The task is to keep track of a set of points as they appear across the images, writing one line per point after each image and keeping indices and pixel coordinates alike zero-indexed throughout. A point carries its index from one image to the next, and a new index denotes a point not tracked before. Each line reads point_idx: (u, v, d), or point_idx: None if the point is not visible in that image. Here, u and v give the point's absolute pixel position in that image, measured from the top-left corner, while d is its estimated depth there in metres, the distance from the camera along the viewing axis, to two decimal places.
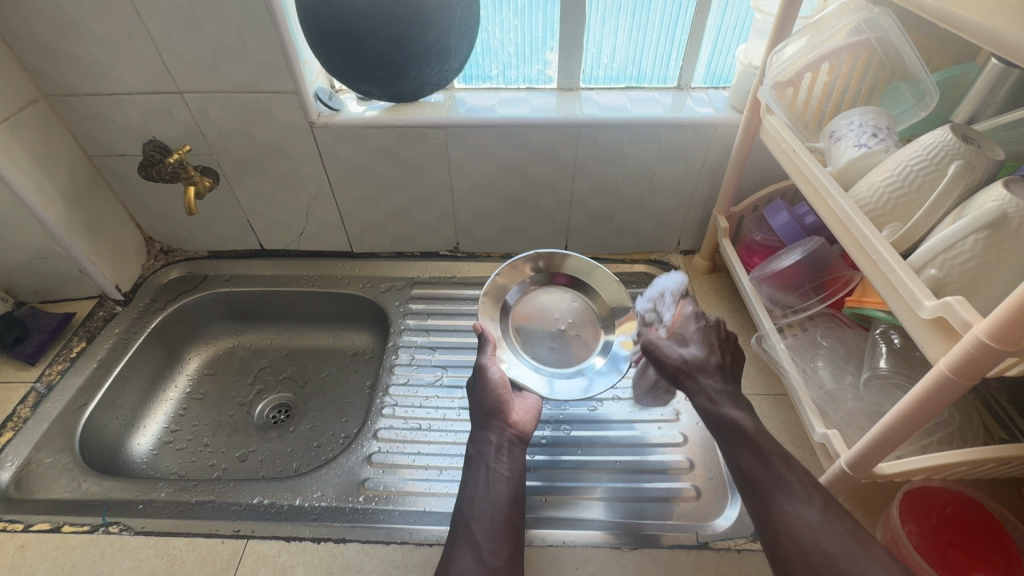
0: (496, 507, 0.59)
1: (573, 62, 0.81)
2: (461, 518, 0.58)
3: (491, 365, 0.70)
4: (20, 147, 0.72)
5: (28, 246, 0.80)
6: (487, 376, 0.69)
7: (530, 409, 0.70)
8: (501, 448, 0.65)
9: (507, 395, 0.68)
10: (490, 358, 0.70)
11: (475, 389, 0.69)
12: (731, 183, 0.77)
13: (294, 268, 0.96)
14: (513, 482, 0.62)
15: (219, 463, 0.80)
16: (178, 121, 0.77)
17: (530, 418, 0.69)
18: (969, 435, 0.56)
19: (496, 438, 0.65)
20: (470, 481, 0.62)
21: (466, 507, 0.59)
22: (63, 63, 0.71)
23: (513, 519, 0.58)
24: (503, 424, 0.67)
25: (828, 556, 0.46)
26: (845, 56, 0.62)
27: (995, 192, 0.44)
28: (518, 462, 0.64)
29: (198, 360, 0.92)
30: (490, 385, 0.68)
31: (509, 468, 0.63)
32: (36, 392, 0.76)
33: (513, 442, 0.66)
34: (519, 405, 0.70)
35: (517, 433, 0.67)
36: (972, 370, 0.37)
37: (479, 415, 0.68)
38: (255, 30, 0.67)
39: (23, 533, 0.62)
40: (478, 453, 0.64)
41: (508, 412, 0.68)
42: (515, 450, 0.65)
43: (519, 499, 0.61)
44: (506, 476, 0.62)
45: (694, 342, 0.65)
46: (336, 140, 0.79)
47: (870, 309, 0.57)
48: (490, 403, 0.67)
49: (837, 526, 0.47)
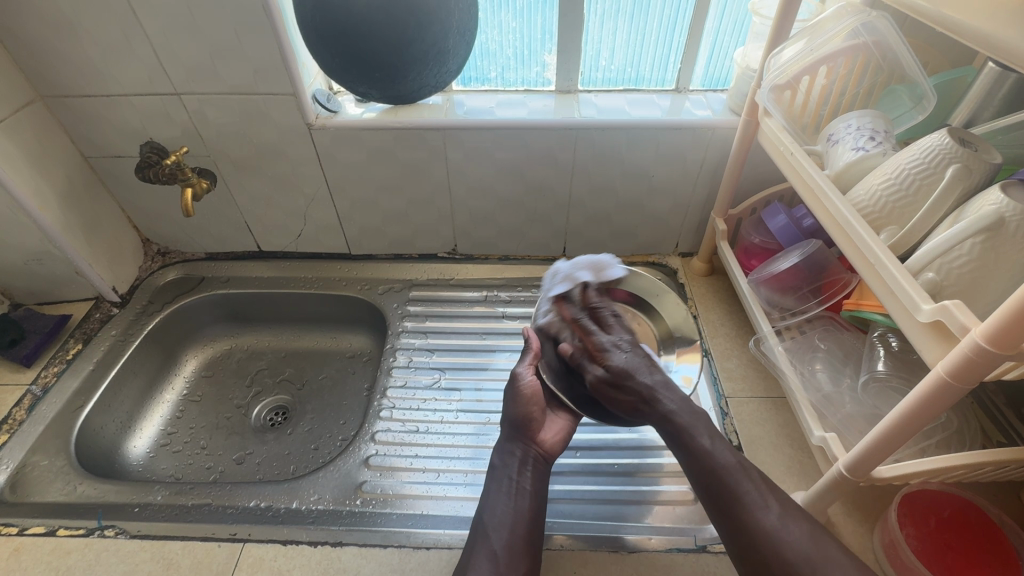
0: (516, 521, 0.58)
1: (571, 65, 0.81)
2: (480, 529, 0.58)
3: (525, 375, 0.68)
4: (16, 148, 0.71)
5: (24, 247, 0.79)
6: (520, 385, 0.67)
7: (561, 431, 0.68)
8: (525, 464, 0.63)
9: (539, 412, 0.66)
10: (526, 367, 0.68)
11: (508, 400, 0.67)
12: (729, 185, 0.77)
13: (291, 269, 0.95)
14: (536, 497, 0.61)
15: (216, 465, 0.79)
16: (176, 122, 0.77)
17: (561, 440, 0.67)
18: (968, 438, 0.56)
19: (521, 453, 0.64)
20: (491, 492, 0.61)
21: (485, 518, 0.58)
22: (59, 64, 0.71)
23: (531, 535, 0.57)
24: (531, 440, 0.65)
25: (789, 561, 0.47)
26: (842, 60, 0.62)
27: (992, 196, 0.44)
28: (542, 479, 0.63)
29: (196, 361, 0.92)
30: (522, 395, 0.67)
31: (532, 483, 0.62)
32: (32, 395, 0.76)
33: (539, 460, 0.64)
34: (551, 424, 0.68)
35: (542, 452, 0.65)
36: (970, 375, 0.37)
37: (507, 425, 0.66)
38: (252, 32, 0.67)
39: (18, 536, 0.62)
40: (501, 465, 0.63)
41: (539, 428, 0.66)
42: (540, 468, 0.63)
43: (540, 515, 0.60)
44: (529, 490, 0.61)
45: (622, 377, 0.63)
46: (334, 142, 0.79)
47: (867, 311, 0.57)
48: (522, 416, 0.65)
49: (795, 528, 0.49)
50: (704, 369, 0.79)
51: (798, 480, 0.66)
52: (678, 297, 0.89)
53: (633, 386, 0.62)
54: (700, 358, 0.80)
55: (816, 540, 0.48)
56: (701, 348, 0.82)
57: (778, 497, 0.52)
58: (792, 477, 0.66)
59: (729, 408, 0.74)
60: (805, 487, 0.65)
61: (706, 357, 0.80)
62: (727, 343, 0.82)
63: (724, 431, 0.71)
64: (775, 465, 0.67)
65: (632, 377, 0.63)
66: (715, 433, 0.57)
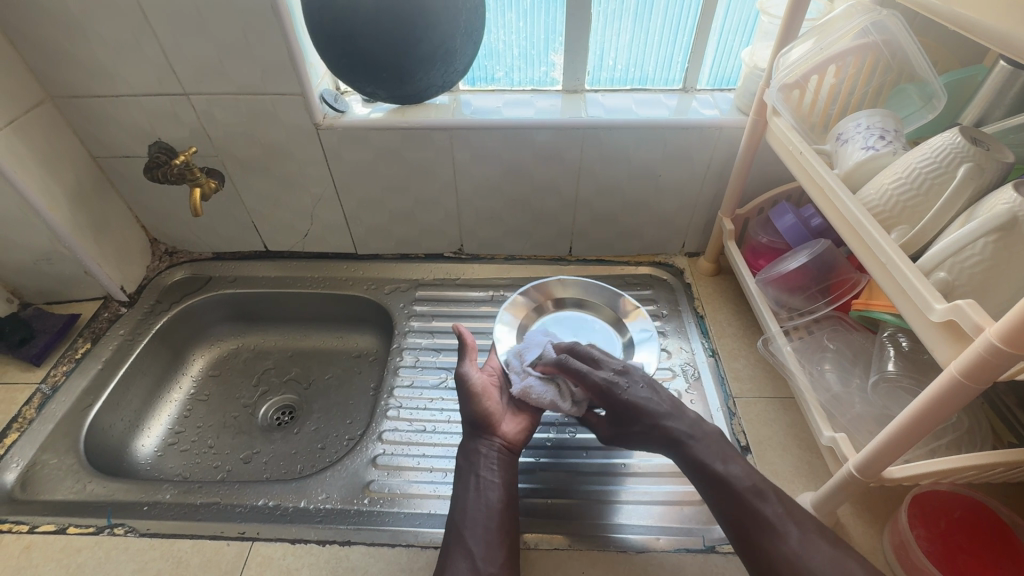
0: (488, 516, 0.58)
1: (578, 65, 0.81)
2: (454, 528, 0.58)
3: (472, 375, 0.68)
4: (26, 148, 0.72)
5: (33, 247, 0.80)
6: (469, 383, 0.68)
7: (524, 423, 0.68)
8: (489, 458, 0.63)
9: (493, 408, 0.66)
10: (471, 368, 0.69)
11: (462, 400, 0.67)
12: (736, 184, 0.77)
13: (298, 269, 0.95)
14: (505, 489, 0.61)
15: (223, 464, 0.79)
16: (184, 122, 0.77)
17: (523, 430, 0.67)
18: (978, 439, 0.56)
19: (482, 448, 0.63)
20: (460, 489, 0.61)
21: (458, 517, 0.58)
22: (69, 65, 0.71)
23: (505, 528, 0.57)
24: (492, 434, 0.65)
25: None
26: (851, 59, 0.61)
27: (1005, 195, 0.44)
28: (509, 470, 0.63)
29: (203, 360, 0.92)
30: (473, 392, 0.67)
31: (500, 476, 0.62)
32: (42, 394, 0.76)
33: (502, 451, 0.64)
34: (511, 417, 0.68)
35: (505, 443, 0.65)
36: (984, 374, 0.37)
37: (466, 423, 0.66)
38: (261, 32, 0.68)
39: (29, 534, 0.62)
40: (467, 462, 0.63)
41: (496, 421, 0.66)
42: (504, 459, 0.63)
43: (512, 507, 0.60)
44: (496, 483, 0.61)
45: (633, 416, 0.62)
46: (342, 142, 0.79)
47: (877, 312, 0.57)
48: (476, 413, 0.65)
49: (817, 554, 0.50)
50: (712, 369, 0.79)
51: (806, 480, 0.66)
52: (685, 297, 0.89)
53: (642, 418, 0.61)
54: (708, 358, 0.80)
55: (838, 561, 0.49)
56: (708, 348, 0.82)
57: (798, 520, 0.52)
58: (801, 478, 0.66)
59: (736, 408, 0.73)
60: (814, 487, 0.65)
61: (713, 358, 0.80)
62: (734, 344, 0.82)
63: (732, 431, 0.71)
64: (783, 465, 0.67)
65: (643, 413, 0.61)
66: (728, 455, 0.58)
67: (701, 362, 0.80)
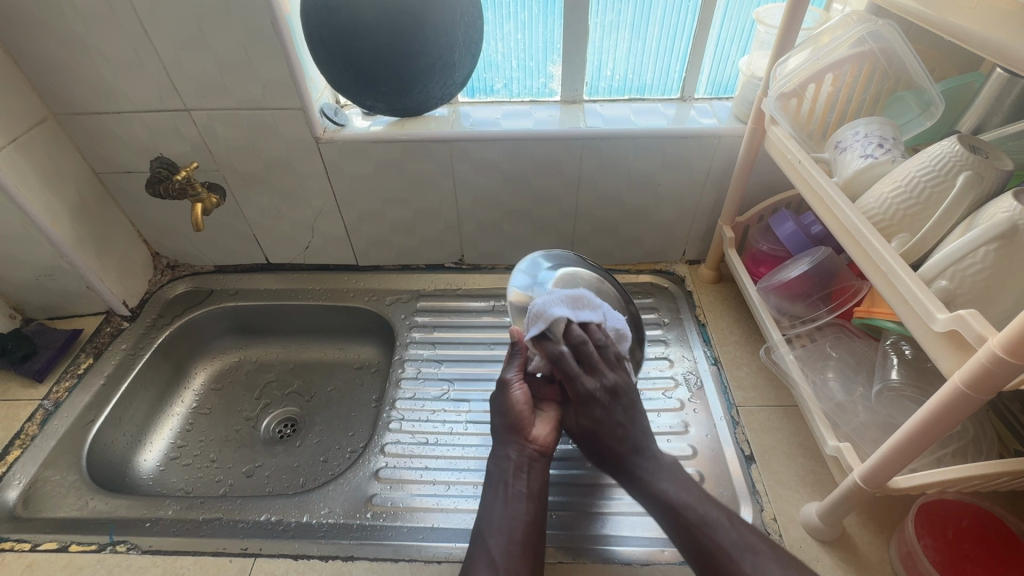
0: (513, 527, 0.56)
1: (576, 75, 0.82)
2: (477, 537, 0.57)
3: (515, 382, 0.65)
4: (28, 165, 0.72)
5: (36, 263, 0.80)
6: (510, 396, 0.64)
7: (552, 423, 0.64)
8: (520, 466, 0.61)
9: (529, 408, 0.63)
10: (515, 373, 0.65)
11: (497, 406, 0.65)
12: (736, 192, 0.77)
13: (300, 281, 0.96)
14: (534, 500, 0.59)
15: (225, 479, 0.79)
16: (186, 138, 0.78)
17: (552, 435, 0.64)
18: (984, 448, 0.56)
19: (513, 454, 0.61)
20: (486, 500, 0.60)
21: (483, 527, 0.57)
22: (71, 82, 0.72)
23: (530, 543, 0.56)
24: (525, 439, 0.62)
25: None
26: (848, 67, 0.62)
27: (1005, 203, 0.44)
28: (540, 480, 0.61)
29: (205, 374, 0.92)
30: (511, 402, 0.64)
31: (529, 486, 0.60)
32: (44, 410, 0.76)
33: (532, 458, 0.61)
34: (541, 419, 0.65)
35: (538, 449, 0.62)
36: (986, 385, 0.37)
37: (500, 429, 0.64)
38: (262, 49, 0.68)
39: (30, 552, 0.62)
40: (497, 470, 0.62)
41: (528, 424, 0.63)
42: (534, 466, 0.61)
43: (539, 519, 0.58)
44: (524, 494, 0.59)
45: (602, 430, 0.60)
46: (342, 155, 0.79)
47: (879, 319, 0.57)
48: (508, 418, 0.63)
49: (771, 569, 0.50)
50: (714, 376, 0.79)
51: (811, 490, 0.65)
52: (685, 305, 0.89)
53: (608, 438, 0.60)
54: (709, 366, 0.80)
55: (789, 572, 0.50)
56: (710, 355, 0.82)
57: (752, 544, 0.52)
58: (805, 487, 0.65)
59: (739, 417, 0.73)
60: (818, 496, 0.65)
61: (715, 365, 0.80)
62: (737, 351, 0.81)
63: (736, 440, 0.71)
64: (787, 475, 0.67)
65: (614, 428, 0.60)
66: (688, 486, 0.57)
67: (703, 370, 0.80)
